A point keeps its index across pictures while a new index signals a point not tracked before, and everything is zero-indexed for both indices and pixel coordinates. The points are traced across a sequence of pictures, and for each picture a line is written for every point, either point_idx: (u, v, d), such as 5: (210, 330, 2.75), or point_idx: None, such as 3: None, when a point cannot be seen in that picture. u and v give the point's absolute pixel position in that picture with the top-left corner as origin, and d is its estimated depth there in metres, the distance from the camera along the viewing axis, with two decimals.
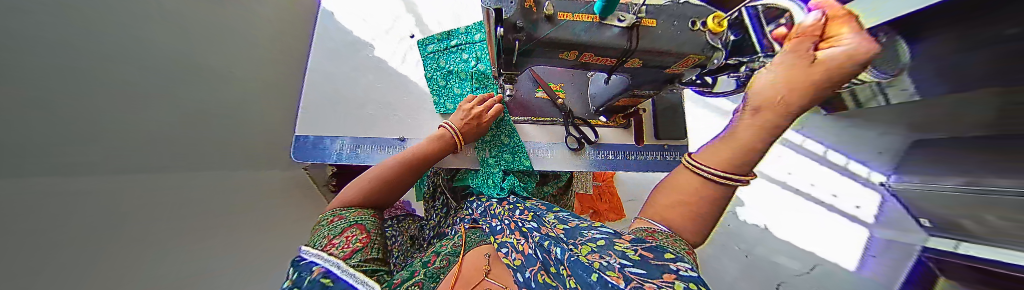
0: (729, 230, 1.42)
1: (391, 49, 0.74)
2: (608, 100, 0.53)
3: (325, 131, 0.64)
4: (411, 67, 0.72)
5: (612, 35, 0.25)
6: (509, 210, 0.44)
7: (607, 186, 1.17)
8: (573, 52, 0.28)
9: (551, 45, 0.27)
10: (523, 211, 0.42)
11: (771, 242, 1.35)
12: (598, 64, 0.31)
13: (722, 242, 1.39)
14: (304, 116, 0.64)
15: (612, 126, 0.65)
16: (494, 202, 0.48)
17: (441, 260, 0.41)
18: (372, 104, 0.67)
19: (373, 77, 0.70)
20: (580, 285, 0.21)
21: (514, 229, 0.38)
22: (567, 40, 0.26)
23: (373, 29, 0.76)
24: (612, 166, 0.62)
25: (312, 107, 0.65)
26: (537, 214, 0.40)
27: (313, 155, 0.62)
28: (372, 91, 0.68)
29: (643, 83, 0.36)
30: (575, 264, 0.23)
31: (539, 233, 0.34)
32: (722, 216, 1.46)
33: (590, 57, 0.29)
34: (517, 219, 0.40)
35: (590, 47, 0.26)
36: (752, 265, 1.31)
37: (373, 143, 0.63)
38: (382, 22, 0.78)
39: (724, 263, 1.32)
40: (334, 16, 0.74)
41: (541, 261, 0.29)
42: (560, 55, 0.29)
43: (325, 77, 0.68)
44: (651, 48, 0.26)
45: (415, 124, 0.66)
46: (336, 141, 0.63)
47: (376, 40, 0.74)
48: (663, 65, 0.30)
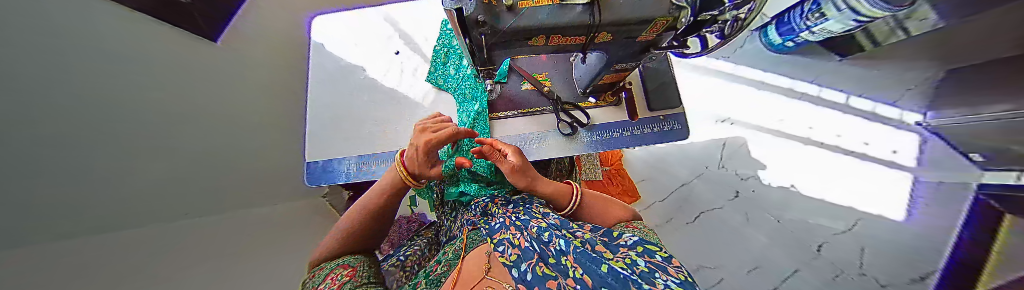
0: (754, 196, 1.32)
1: (383, 67, 0.78)
2: (592, 80, 0.52)
3: (331, 154, 0.67)
4: (404, 81, 0.76)
5: (576, 13, 0.24)
6: (505, 208, 0.47)
7: (615, 169, 1.15)
8: (541, 36, 0.29)
9: (519, 33, 0.28)
10: (516, 205, 0.46)
11: (802, 202, 1.26)
12: (570, 43, 0.32)
13: (748, 211, 1.31)
14: (312, 144, 0.68)
15: (603, 106, 0.65)
16: (489, 201, 0.52)
17: (444, 266, 0.42)
18: (370, 122, 0.70)
19: (367, 96, 0.73)
20: (586, 274, 0.22)
21: (511, 226, 0.39)
22: (532, 25, 0.26)
23: (361, 51, 0.80)
24: (608, 145, 0.61)
25: (317, 134, 0.69)
26: (527, 208, 0.45)
27: (324, 177, 0.65)
28: (368, 110, 0.72)
29: (619, 56, 0.37)
30: (581, 256, 0.26)
31: (534, 225, 0.37)
32: (744, 183, 1.36)
33: (559, 39, 0.29)
34: (511, 216, 0.42)
35: (558, 28, 0.26)
36: (785, 229, 1.24)
37: (377, 158, 0.66)
38: (372, 42, 0.82)
39: (751, 233, 1.26)
40: (327, 47, 0.79)
41: (539, 253, 0.31)
42: (531, 41, 0.30)
43: (325, 104, 0.72)
44: (618, 21, 0.26)
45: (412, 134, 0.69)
46: (343, 162, 0.66)
47: (365, 62, 0.78)
48: (630, 35, 0.30)
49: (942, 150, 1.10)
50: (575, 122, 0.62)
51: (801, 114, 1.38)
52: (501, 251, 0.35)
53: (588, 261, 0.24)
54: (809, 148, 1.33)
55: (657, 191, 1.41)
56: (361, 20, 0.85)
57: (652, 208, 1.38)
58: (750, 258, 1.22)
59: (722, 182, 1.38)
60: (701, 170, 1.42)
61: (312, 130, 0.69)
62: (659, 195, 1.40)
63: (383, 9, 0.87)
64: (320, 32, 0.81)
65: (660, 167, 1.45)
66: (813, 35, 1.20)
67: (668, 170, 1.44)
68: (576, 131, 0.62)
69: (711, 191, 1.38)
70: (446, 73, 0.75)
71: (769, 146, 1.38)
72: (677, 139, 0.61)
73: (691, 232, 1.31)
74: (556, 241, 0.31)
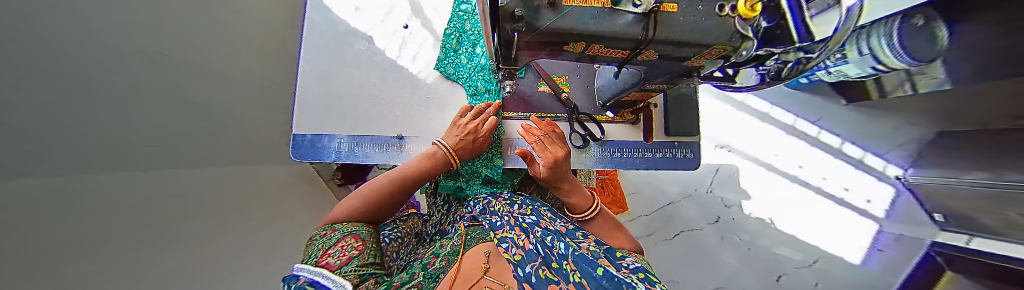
0: (734, 223, 1.38)
1: (386, 42, 0.71)
2: (617, 94, 0.49)
3: (323, 129, 0.63)
4: (406, 62, 0.69)
5: (625, 23, 0.22)
6: (507, 206, 0.45)
7: (610, 179, 1.16)
8: (581, 42, 0.26)
9: (556, 35, 0.25)
10: (521, 206, 0.44)
11: (775, 233, 1.33)
12: (608, 56, 0.29)
13: (724, 235, 1.37)
14: (300, 115, 0.63)
15: (619, 122, 0.62)
16: (490, 199, 0.50)
17: (441, 260, 0.41)
18: (366, 101, 0.65)
19: (364, 71, 0.67)
20: (584, 280, 0.22)
21: (515, 226, 0.38)
22: (572, 29, 0.23)
23: (363, 19, 0.71)
24: (617, 164, 0.60)
25: (308, 105, 0.63)
26: (535, 208, 0.43)
27: (312, 153, 0.62)
28: (365, 87, 0.66)
29: (657, 73, 0.33)
30: (579, 259, 0.25)
31: (539, 228, 0.35)
32: (727, 210, 1.41)
33: (598, 49, 0.27)
34: (517, 215, 0.41)
35: (601, 38, 0.24)
36: (753, 257, 1.31)
37: (371, 141, 0.63)
38: (378, 10, 0.73)
39: (723, 256, 1.33)
40: (326, 7, 0.70)
41: (542, 257, 0.29)
42: (566, 47, 0.27)
43: (318, 74, 0.65)
44: (667, 37, 0.24)
45: (411, 122, 0.65)
46: (334, 140, 0.62)
47: (367, 32, 0.71)
48: (678, 55, 0.28)
49: (910, 206, 1.17)
50: (589, 135, 0.59)
51: (795, 153, 1.41)
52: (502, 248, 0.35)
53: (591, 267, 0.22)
54: (794, 185, 1.37)
55: (645, 205, 1.44)
56: None
57: (636, 220, 1.42)
58: (715, 279, 1.30)
59: (707, 205, 1.42)
60: (690, 192, 1.45)
61: (303, 99, 0.64)
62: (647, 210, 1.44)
63: None
64: None
65: (652, 183, 1.47)
66: (829, 75, 1.19)
67: (659, 187, 1.46)
68: (587, 144, 0.60)
69: (696, 212, 1.42)
70: (456, 61, 0.69)
71: (758, 177, 1.42)
72: (688, 168, 0.61)
73: (668, 249, 1.37)
74: (559, 245, 0.29)
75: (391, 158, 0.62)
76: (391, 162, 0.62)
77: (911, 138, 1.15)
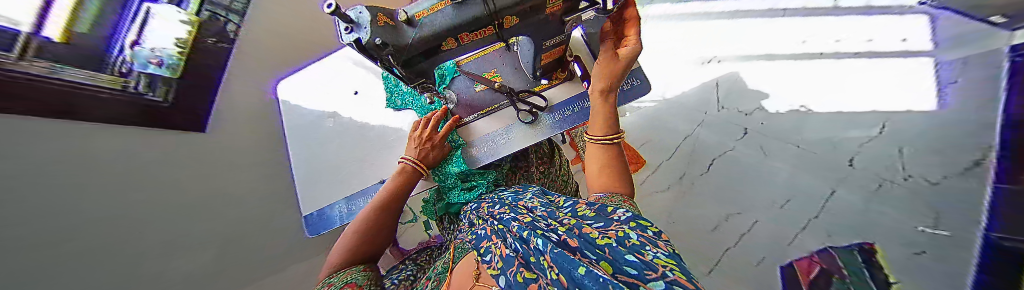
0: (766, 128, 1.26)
1: (348, 109, 0.82)
2: (533, 61, 0.57)
3: (324, 202, 0.74)
4: (368, 119, 0.79)
5: (464, 9, 0.41)
6: (487, 214, 0.46)
7: None
8: (449, 38, 0.46)
9: (429, 39, 0.46)
10: (500, 206, 0.46)
11: (816, 120, 1.14)
12: (486, 35, 0.47)
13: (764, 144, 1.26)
14: (303, 196, 0.76)
15: (558, 84, 0.67)
16: (477, 209, 0.50)
17: (434, 281, 0.43)
18: (348, 163, 0.76)
19: (337, 141, 0.78)
20: (562, 275, 0.22)
21: (494, 235, 0.39)
22: (431, 32, 0.44)
23: (322, 100, 0.84)
24: (572, 121, 0.63)
25: (306, 185, 0.76)
26: (513, 205, 0.45)
27: (321, 225, 0.72)
28: (343, 153, 0.77)
29: (540, 31, 0.47)
30: (559, 257, 0.25)
31: (516, 225, 0.38)
32: (749, 117, 1.31)
33: (464, 37, 0.46)
34: (494, 224, 0.42)
35: (457, 27, 0.44)
36: (807, 154, 1.15)
37: (362, 195, 0.71)
38: (333, 87, 0.85)
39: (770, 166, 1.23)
40: (298, 107, 0.85)
41: (521, 255, 0.32)
42: (445, 46, 0.48)
43: (307, 158, 0.79)
44: (505, 4, 0.40)
45: (387, 164, 0.73)
46: (333, 207, 0.73)
47: (330, 108, 0.83)
48: (531, 9, 0.42)
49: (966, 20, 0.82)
50: (533, 108, 0.64)
51: (787, 34, 1.26)
52: (487, 260, 0.35)
53: (565, 261, 0.24)
54: None
55: (658, 151, 1.49)
56: (319, 70, 0.89)
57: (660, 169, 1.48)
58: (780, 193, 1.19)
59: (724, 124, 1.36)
60: (700, 118, 1.42)
61: (302, 186, 0.77)
62: (661, 155, 1.48)
63: (336, 52, 0.91)
64: (283, 94, 0.86)
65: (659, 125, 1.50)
66: None
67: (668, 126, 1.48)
68: (537, 117, 0.64)
69: (713, 135, 1.38)
70: (404, 90, 0.78)
71: (765, 72, 1.29)
72: (643, 93, 0.63)
73: (706, 183, 1.36)
74: (537, 241, 0.32)
75: None
76: None
77: None
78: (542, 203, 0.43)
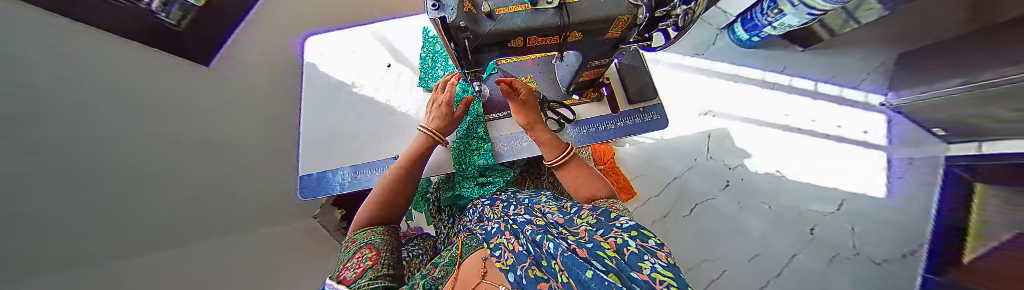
0: (744, 184, 1.37)
1: (373, 80, 0.81)
2: (573, 77, 0.58)
3: (327, 167, 0.70)
4: (393, 94, 0.80)
5: (546, 15, 0.33)
6: (500, 212, 0.47)
7: (610, 168, 1.17)
8: (517, 38, 0.37)
9: (498, 35, 0.36)
10: (516, 207, 0.46)
11: (789, 186, 1.30)
12: (547, 43, 0.40)
13: (740, 199, 1.35)
14: (304, 158, 0.71)
15: (587, 102, 0.70)
16: (488, 205, 0.51)
17: (440, 271, 0.42)
18: (363, 133, 0.74)
19: (357, 109, 0.77)
20: (571, 280, 0.22)
21: (507, 231, 0.40)
22: (505, 28, 0.34)
23: (349, 65, 0.83)
24: (594, 138, 0.67)
25: (310, 147, 0.72)
26: (528, 208, 0.46)
27: (317, 189, 0.68)
28: (360, 122, 0.76)
29: (593, 50, 0.45)
30: (569, 260, 0.25)
31: (529, 228, 0.38)
32: (733, 172, 1.41)
33: (533, 39, 0.38)
34: (507, 221, 0.43)
35: (530, 30, 0.35)
36: (778, 214, 1.27)
37: (374, 169, 0.69)
38: (360, 57, 0.85)
39: (743, 221, 1.30)
40: (316, 68, 0.82)
41: (532, 257, 0.32)
42: (508, 44, 0.39)
43: (319, 119, 0.76)
44: (584, 17, 0.34)
45: (405, 143, 0.73)
46: (337, 173, 0.69)
47: (353, 77, 0.82)
48: (598, 29, 0.37)
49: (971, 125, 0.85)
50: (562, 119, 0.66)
51: (772, 110, 1.44)
52: (496, 255, 0.36)
53: (573, 265, 0.23)
54: (787, 133, 1.39)
55: (653, 186, 1.47)
56: (349, 37, 0.88)
57: (649, 202, 1.45)
58: (750, 246, 1.26)
59: (711, 173, 1.43)
60: (691, 163, 1.48)
61: (307, 145, 0.73)
62: (653, 189, 1.47)
63: (369, 25, 0.90)
64: (306, 48, 0.83)
65: (655, 162, 1.52)
66: (775, 30, 1.31)
67: (661, 165, 1.50)
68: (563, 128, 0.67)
69: (701, 182, 1.43)
70: (436, 75, 0.81)
71: (749, 135, 1.43)
72: (660, 127, 0.68)
73: (691, 222, 1.37)
74: (547, 244, 0.32)
75: None
76: None
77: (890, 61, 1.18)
78: (558, 210, 0.43)
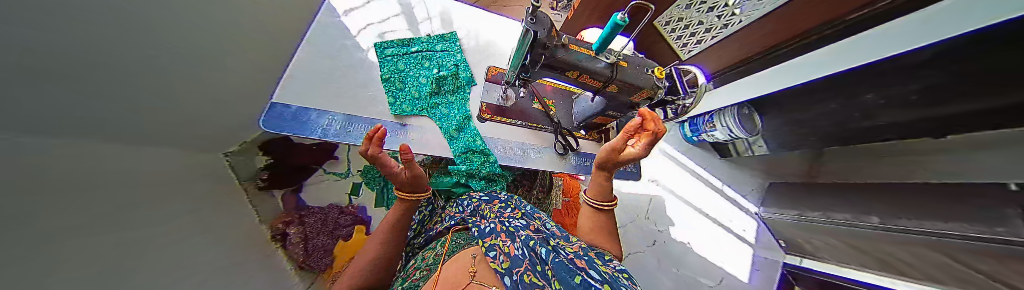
0: (665, 246, 1.65)
1: (400, 43, 0.84)
2: (589, 116, 0.85)
3: (313, 103, 0.65)
4: (417, 63, 0.83)
5: (600, 65, 0.58)
6: (493, 216, 0.63)
7: (573, 203, 1.32)
8: (575, 72, 0.59)
9: (563, 61, 0.57)
10: (507, 217, 0.63)
11: (692, 256, 1.66)
12: (590, 83, 0.64)
13: (661, 258, 1.61)
14: (295, 89, 0.65)
15: (589, 139, 0.98)
16: (481, 203, 0.68)
17: (422, 272, 0.59)
18: (373, 89, 0.75)
19: (366, 58, 0.78)
20: (560, 282, 0.45)
21: (500, 235, 0.57)
22: (572, 60, 0.57)
23: (373, 16, 0.84)
24: (588, 169, 0.92)
25: (307, 80, 0.68)
26: (522, 216, 0.64)
27: (286, 127, 0.59)
28: (366, 74, 0.76)
29: (619, 100, 0.70)
30: (558, 268, 0.47)
31: (522, 239, 0.56)
32: (660, 234, 1.69)
33: (585, 78, 0.61)
34: (501, 228, 0.58)
35: (586, 68, 0.58)
36: (681, 277, 1.58)
37: (366, 124, 0.69)
38: (394, 18, 0.88)
39: (661, 278, 1.54)
40: (346, 9, 0.82)
41: (525, 258, 0.51)
42: (568, 73, 0.60)
43: (320, 50, 0.73)
44: (620, 79, 0.61)
45: (405, 108, 0.76)
46: (323, 117, 0.64)
47: (382, 31, 0.83)
48: (630, 84, 0.63)
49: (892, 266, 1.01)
50: (568, 147, 0.90)
51: (693, 195, 1.81)
52: (492, 254, 0.54)
53: (564, 275, 0.45)
54: (699, 215, 1.78)
55: None
56: None
57: None
58: None
59: (647, 231, 1.67)
60: (636, 218, 1.70)
61: (297, 67, 0.68)
62: None
63: None
64: None
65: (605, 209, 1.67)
66: (708, 137, 1.60)
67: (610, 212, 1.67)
68: (567, 153, 0.90)
69: (638, 237, 1.65)
70: (466, 63, 0.89)
71: (676, 208, 1.77)
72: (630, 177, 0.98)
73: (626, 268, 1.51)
74: (539, 251, 0.52)
75: (385, 141, 0.69)
76: (385, 146, 0.68)
77: (783, 192, 1.73)
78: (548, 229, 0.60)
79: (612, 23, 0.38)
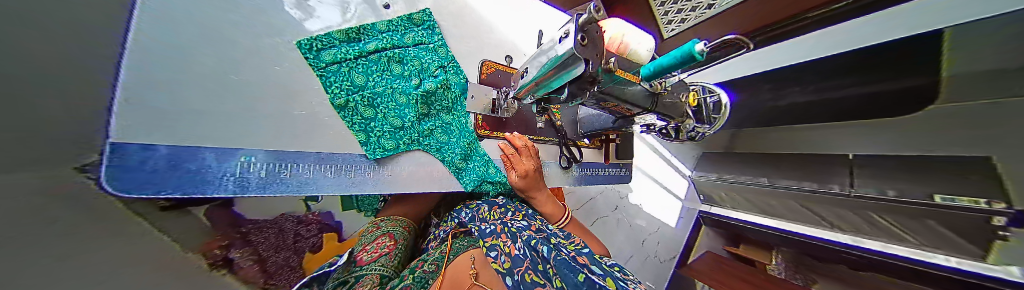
0: (624, 209, 1.97)
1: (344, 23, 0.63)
2: (600, 129, 0.91)
3: (205, 136, 0.43)
4: (372, 61, 0.65)
5: (638, 89, 0.60)
6: (495, 217, 0.68)
7: None
8: (615, 102, 0.63)
9: (604, 91, 0.58)
10: (507, 219, 0.67)
11: (642, 214, 2.05)
12: (620, 108, 0.68)
13: (620, 218, 1.94)
14: (152, 107, 0.38)
15: (592, 147, 1.09)
16: (480, 208, 0.73)
17: (430, 265, 0.62)
18: (308, 105, 0.56)
19: (275, 60, 0.52)
20: (567, 279, 0.47)
21: (501, 234, 0.61)
22: (617, 88, 0.58)
23: None
24: (588, 174, 1.05)
25: (177, 86, 0.40)
26: (520, 213, 0.71)
27: (167, 184, 0.39)
28: (283, 85, 0.53)
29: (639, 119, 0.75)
30: (561, 264, 0.49)
31: (522, 237, 0.60)
32: (621, 200, 1.98)
33: (619, 103, 0.64)
34: (501, 226, 0.64)
35: (620, 94, 0.59)
36: (632, 230, 1.96)
37: (312, 161, 0.55)
38: None
39: (617, 233, 1.88)
40: None
41: (526, 258, 0.54)
42: (605, 103, 0.65)
43: (171, 34, 0.40)
44: (653, 107, 0.64)
45: (387, 145, 0.65)
46: (234, 160, 0.45)
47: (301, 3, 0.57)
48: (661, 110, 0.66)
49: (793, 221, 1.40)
50: (572, 160, 0.98)
51: (653, 168, 2.12)
52: (493, 254, 0.58)
53: (571, 272, 0.47)
54: (652, 183, 2.12)
55: (575, 202, 1.75)
56: None
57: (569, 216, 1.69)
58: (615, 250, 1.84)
59: (611, 198, 1.93)
60: (604, 189, 1.92)
61: (136, 67, 0.36)
62: (574, 204, 1.74)
63: None
64: None
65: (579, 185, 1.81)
66: None
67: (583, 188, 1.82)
68: (569, 166, 0.98)
69: (604, 204, 1.90)
70: (436, 56, 0.78)
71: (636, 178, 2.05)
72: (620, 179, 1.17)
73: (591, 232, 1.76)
74: (540, 247, 0.55)
75: (346, 180, 0.59)
76: (343, 189, 0.58)
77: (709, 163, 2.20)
78: (544, 227, 0.66)
79: (683, 50, 0.31)
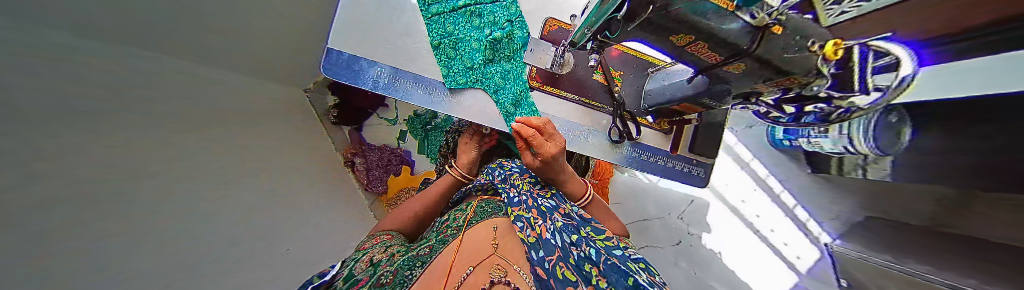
0: (691, 249, 1.53)
1: None
2: (671, 102, 0.77)
3: (362, 52, 0.69)
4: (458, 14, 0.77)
5: (732, 25, 0.40)
6: (523, 188, 0.67)
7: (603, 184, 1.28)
8: (692, 37, 0.45)
9: (669, 17, 0.42)
10: (535, 194, 0.65)
11: (719, 268, 1.44)
12: (703, 52, 0.50)
13: (678, 257, 1.51)
14: (339, 31, 0.67)
15: (657, 128, 0.92)
16: (513, 174, 0.74)
17: (450, 230, 0.60)
18: (413, 42, 0.74)
19: (401, 11, 0.73)
20: (614, 280, 0.45)
21: (529, 208, 0.59)
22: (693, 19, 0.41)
23: None
24: (642, 161, 0.91)
25: (354, 23, 0.69)
26: (552, 193, 0.69)
27: (345, 73, 0.67)
28: (402, 27, 0.73)
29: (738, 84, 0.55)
30: (608, 265, 0.47)
31: (548, 220, 0.56)
32: (690, 236, 1.56)
33: (699, 46, 0.47)
34: (530, 200, 0.62)
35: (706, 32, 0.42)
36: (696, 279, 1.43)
37: (412, 80, 0.73)
38: None
39: (672, 274, 1.43)
40: None
41: (556, 244, 0.50)
42: (676, 36, 0.47)
43: None
44: (764, 57, 0.43)
45: (460, 80, 0.77)
46: (374, 67, 0.70)
47: None
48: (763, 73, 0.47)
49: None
50: (626, 135, 0.87)
51: (756, 208, 1.55)
52: (519, 226, 0.54)
53: (620, 277, 0.45)
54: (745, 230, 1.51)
55: (630, 214, 1.56)
56: None
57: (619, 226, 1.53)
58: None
59: (675, 228, 1.58)
60: (664, 214, 1.61)
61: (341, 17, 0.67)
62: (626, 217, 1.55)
63: None
64: None
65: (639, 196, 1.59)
66: (809, 144, 1.22)
67: (643, 201, 1.58)
68: (622, 141, 0.89)
69: (662, 232, 1.58)
70: (509, 11, 0.81)
71: (720, 214, 1.57)
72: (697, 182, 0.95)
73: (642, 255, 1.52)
74: (574, 237, 0.53)
75: (428, 98, 0.74)
76: (424, 103, 0.74)
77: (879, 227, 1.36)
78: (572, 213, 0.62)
79: None
